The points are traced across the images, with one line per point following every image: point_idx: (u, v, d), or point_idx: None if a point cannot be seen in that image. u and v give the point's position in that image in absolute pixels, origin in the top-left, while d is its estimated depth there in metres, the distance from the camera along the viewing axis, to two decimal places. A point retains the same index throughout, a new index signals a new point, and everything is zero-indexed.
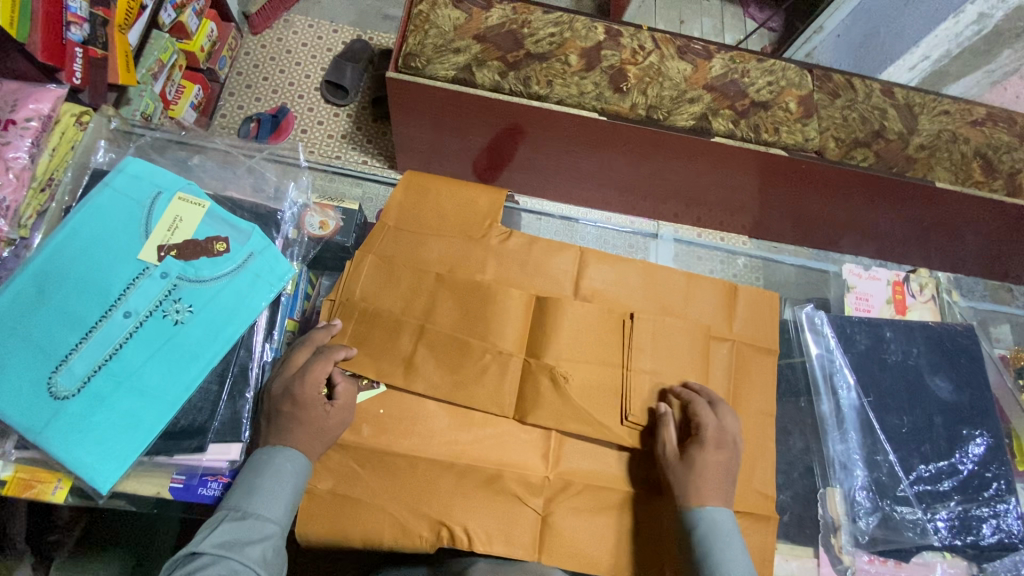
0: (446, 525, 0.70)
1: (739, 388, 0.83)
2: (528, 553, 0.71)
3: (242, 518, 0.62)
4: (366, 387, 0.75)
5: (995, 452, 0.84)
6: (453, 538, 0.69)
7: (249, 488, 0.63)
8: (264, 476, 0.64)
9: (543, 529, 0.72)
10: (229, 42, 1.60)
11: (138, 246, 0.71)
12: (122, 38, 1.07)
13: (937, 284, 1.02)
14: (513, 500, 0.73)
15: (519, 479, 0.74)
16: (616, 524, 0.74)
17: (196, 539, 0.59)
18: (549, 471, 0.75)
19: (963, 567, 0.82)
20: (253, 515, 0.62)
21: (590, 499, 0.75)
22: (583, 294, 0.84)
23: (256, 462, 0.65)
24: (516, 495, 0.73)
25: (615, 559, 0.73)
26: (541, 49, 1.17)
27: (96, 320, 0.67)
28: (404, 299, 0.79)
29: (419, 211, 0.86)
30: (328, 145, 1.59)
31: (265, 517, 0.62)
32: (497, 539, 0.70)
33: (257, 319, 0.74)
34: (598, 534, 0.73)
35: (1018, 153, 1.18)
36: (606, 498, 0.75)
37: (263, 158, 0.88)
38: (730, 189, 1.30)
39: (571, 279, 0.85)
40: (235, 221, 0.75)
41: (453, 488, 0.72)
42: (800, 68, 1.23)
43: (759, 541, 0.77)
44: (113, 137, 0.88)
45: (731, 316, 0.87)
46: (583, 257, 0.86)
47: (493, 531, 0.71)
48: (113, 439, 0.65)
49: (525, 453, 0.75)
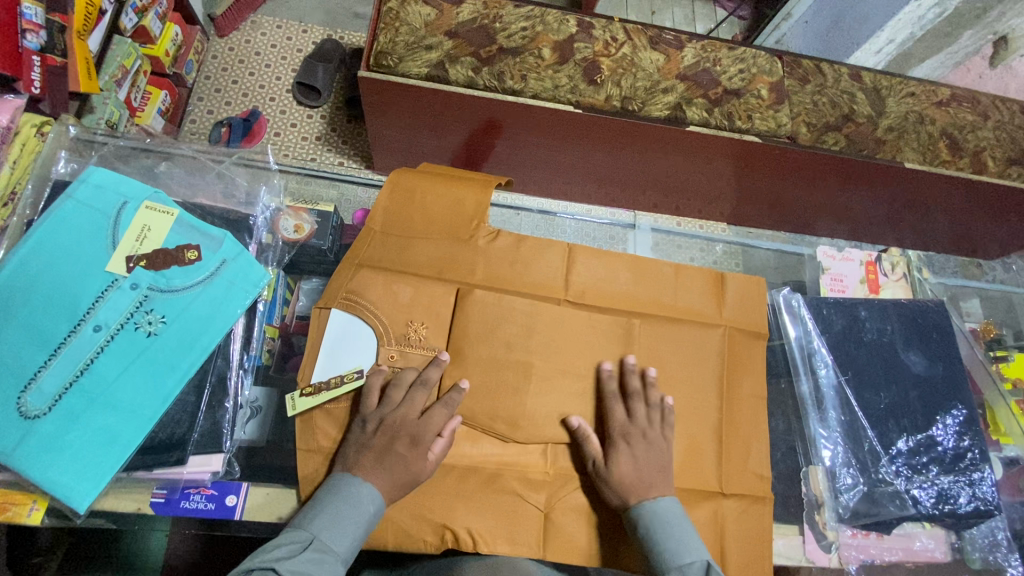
0: (449, 528, 0.72)
1: (733, 376, 0.85)
2: (532, 549, 0.73)
3: (323, 550, 0.62)
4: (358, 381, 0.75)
5: (969, 423, 0.87)
6: (457, 540, 0.71)
7: (335, 520, 0.64)
8: (348, 512, 0.65)
9: (546, 524, 0.74)
10: (195, 46, 1.56)
11: (105, 257, 0.69)
12: (83, 46, 1.05)
13: (908, 262, 1.04)
14: (515, 498, 0.74)
15: (520, 477, 0.75)
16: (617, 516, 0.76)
17: (277, 558, 0.60)
18: (549, 467, 0.77)
19: (941, 535, 0.85)
20: (330, 551, 0.62)
21: (591, 493, 0.76)
22: (574, 289, 0.85)
23: (344, 493, 0.66)
24: (516, 493, 0.74)
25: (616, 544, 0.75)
26: (513, 43, 1.16)
27: (65, 336, 0.65)
28: (394, 310, 0.79)
29: (407, 214, 0.85)
30: (303, 147, 1.57)
31: (339, 557, 0.63)
32: (501, 538, 0.73)
33: (233, 326, 0.73)
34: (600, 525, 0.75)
35: (982, 132, 1.22)
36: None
37: (233, 163, 0.86)
38: (708, 178, 1.31)
39: (560, 274, 0.85)
40: (206, 228, 0.74)
41: (454, 490, 0.73)
42: (769, 55, 1.24)
43: (758, 525, 0.79)
44: (75, 147, 0.84)
45: (719, 302, 0.88)
46: (571, 253, 0.87)
47: (496, 530, 0.73)
48: (88, 457, 0.63)
49: (525, 454, 0.77)
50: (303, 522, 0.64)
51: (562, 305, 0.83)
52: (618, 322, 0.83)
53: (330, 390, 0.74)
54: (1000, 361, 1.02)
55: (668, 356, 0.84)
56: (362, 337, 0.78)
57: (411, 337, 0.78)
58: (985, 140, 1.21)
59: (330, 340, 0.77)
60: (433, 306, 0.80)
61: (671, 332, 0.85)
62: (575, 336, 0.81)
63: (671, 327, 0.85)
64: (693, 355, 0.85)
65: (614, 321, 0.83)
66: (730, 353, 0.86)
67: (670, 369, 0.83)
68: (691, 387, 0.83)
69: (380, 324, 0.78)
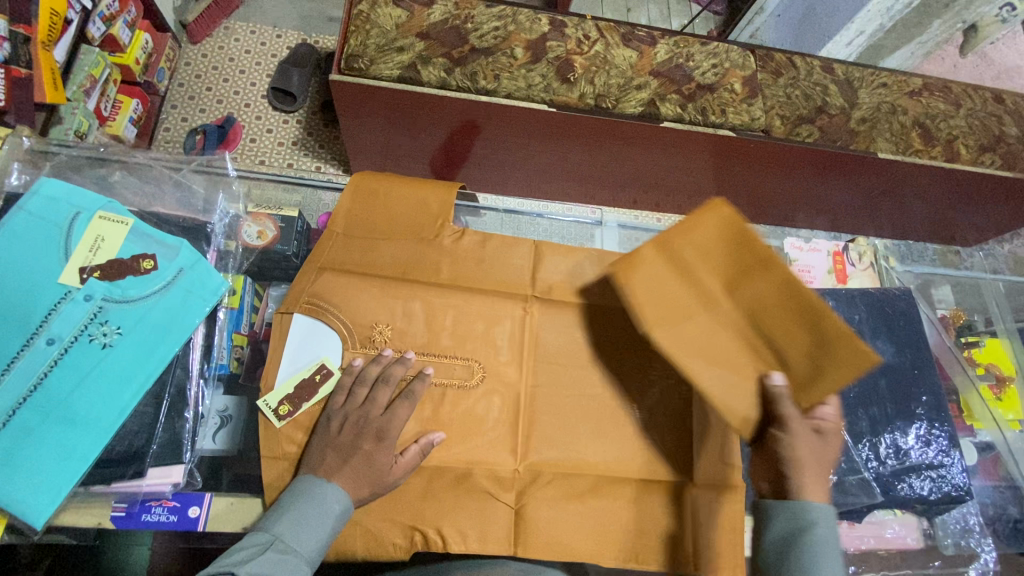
0: (419, 530, 0.71)
1: None
2: (503, 547, 0.72)
3: (284, 550, 0.62)
4: (324, 380, 0.75)
5: (936, 409, 0.88)
6: (427, 540, 0.71)
7: (297, 521, 0.64)
8: (313, 513, 0.65)
9: (518, 522, 0.73)
10: (166, 53, 1.54)
11: (57, 269, 0.68)
12: (48, 56, 1.04)
13: (875, 251, 1.05)
14: (485, 497, 0.74)
15: (489, 475, 0.75)
16: (587, 510, 0.75)
17: (239, 559, 0.59)
18: (519, 464, 0.75)
19: (914, 522, 0.86)
20: (292, 551, 0.63)
21: (561, 488, 0.75)
22: (541, 287, 0.84)
23: (310, 494, 0.66)
24: (486, 491, 0.74)
25: (589, 540, 0.74)
26: (485, 43, 1.16)
27: (17, 350, 0.64)
28: (359, 314, 0.78)
29: (370, 216, 0.84)
30: (279, 153, 1.56)
31: (301, 557, 0.63)
32: (472, 537, 0.72)
33: (192, 335, 0.72)
34: (574, 518, 0.74)
35: (954, 120, 1.23)
36: (577, 485, 0.76)
37: (191, 170, 0.84)
38: (685, 174, 1.32)
39: (530, 271, 0.85)
40: (162, 237, 0.73)
41: (422, 492, 0.73)
42: (742, 49, 1.24)
43: None
44: (30, 158, 0.79)
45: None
46: (541, 252, 0.87)
47: (467, 529, 0.72)
48: (44, 474, 0.62)
49: (492, 450, 0.76)
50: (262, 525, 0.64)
51: (528, 303, 0.83)
52: (588, 319, 0.84)
53: (316, 395, 0.74)
54: (972, 347, 1.03)
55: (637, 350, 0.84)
56: (326, 338, 0.77)
57: (376, 339, 0.78)
58: (957, 129, 1.22)
59: (294, 344, 0.76)
60: (398, 307, 0.79)
61: None
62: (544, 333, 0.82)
63: None
64: None
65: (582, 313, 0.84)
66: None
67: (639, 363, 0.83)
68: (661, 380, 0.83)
69: (344, 327, 0.77)
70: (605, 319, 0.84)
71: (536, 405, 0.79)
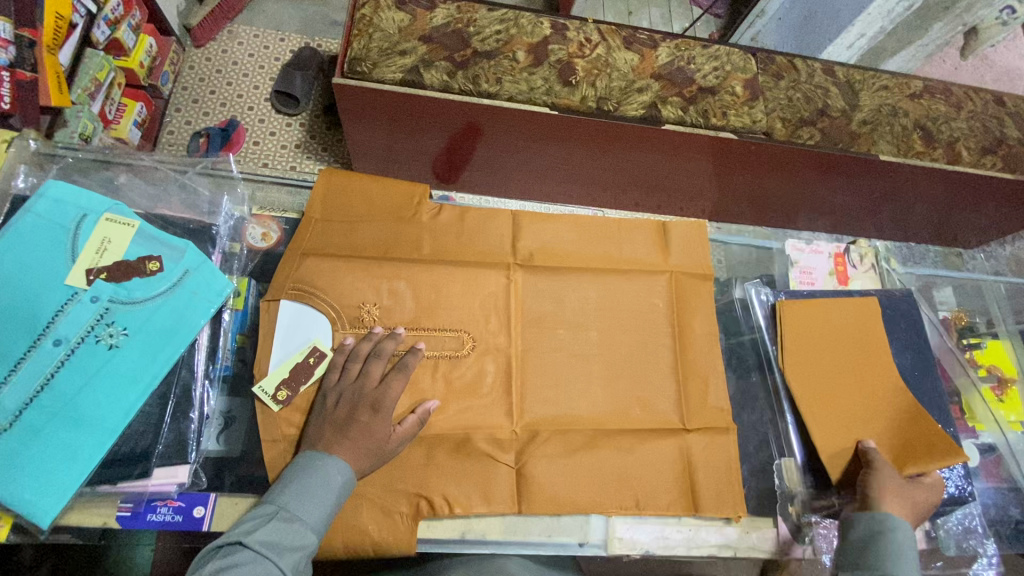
0: (424, 497, 0.72)
1: (708, 367, 0.85)
2: (504, 506, 0.74)
3: (289, 519, 0.62)
4: (318, 362, 0.75)
5: (940, 408, 0.88)
6: (433, 506, 0.72)
7: (300, 491, 0.64)
8: (314, 483, 0.64)
9: (519, 480, 0.75)
10: (170, 57, 1.55)
11: (65, 271, 0.69)
12: (53, 61, 1.05)
13: (876, 253, 1.06)
14: (486, 459, 0.75)
15: (488, 438, 0.76)
16: (585, 466, 0.77)
17: (245, 530, 0.60)
18: (515, 425, 0.77)
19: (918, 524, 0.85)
20: (297, 520, 0.62)
21: (557, 444, 0.77)
22: (521, 254, 0.87)
23: (312, 466, 0.65)
24: (487, 454, 0.75)
25: (593, 499, 0.76)
26: (487, 47, 1.17)
27: (24, 351, 0.65)
28: (348, 296, 0.79)
29: (347, 198, 0.85)
30: (282, 155, 1.57)
31: (307, 526, 0.62)
32: (476, 499, 0.73)
33: (197, 336, 0.73)
34: (576, 489, 0.76)
35: (955, 123, 1.23)
36: (573, 440, 0.78)
37: (196, 172, 0.85)
38: (687, 176, 1.32)
39: (530, 251, 0.87)
40: (168, 239, 0.74)
41: (424, 458, 0.74)
42: (743, 52, 1.25)
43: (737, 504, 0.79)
44: (36, 161, 0.80)
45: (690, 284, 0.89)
46: (540, 240, 0.88)
47: (472, 493, 0.73)
48: (50, 473, 0.62)
49: (491, 414, 0.78)
50: (268, 497, 0.64)
51: (510, 269, 0.85)
52: (588, 307, 0.85)
53: (311, 377, 0.75)
54: (974, 349, 1.03)
55: (633, 338, 0.85)
56: (314, 321, 0.78)
57: (363, 319, 0.79)
58: (959, 131, 1.23)
59: (283, 329, 0.77)
60: (384, 286, 0.81)
61: (643, 317, 0.86)
62: (541, 311, 0.84)
63: (643, 314, 0.86)
64: (667, 340, 0.85)
65: (582, 296, 0.86)
66: (699, 336, 0.86)
67: (633, 347, 0.84)
68: (657, 369, 0.84)
69: (331, 309, 0.78)
70: (590, 278, 0.87)
71: (527, 368, 0.81)
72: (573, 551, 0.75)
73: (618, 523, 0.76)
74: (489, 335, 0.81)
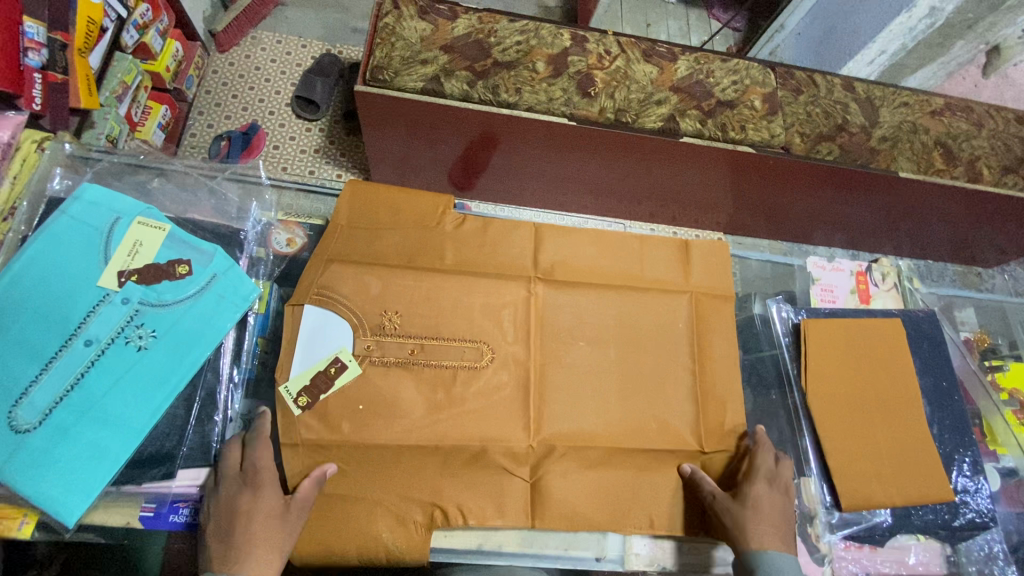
0: (438, 506, 0.72)
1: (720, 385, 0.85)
2: (516, 520, 0.74)
3: None
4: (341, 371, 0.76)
5: (961, 431, 0.88)
6: (447, 517, 0.72)
7: None
8: None
9: (535, 494, 0.75)
10: (195, 61, 1.58)
11: (97, 271, 0.70)
12: (84, 63, 1.07)
13: (898, 272, 1.05)
14: (502, 471, 0.75)
15: (504, 452, 0.76)
16: (599, 480, 0.77)
17: None
18: (532, 441, 0.76)
19: (936, 548, 0.84)
20: None
21: (574, 461, 0.77)
22: (543, 266, 0.87)
23: None
24: (504, 467, 0.75)
25: (606, 516, 0.75)
26: (508, 57, 1.18)
27: (55, 350, 0.66)
28: (373, 304, 0.80)
29: (371, 206, 0.86)
30: (301, 160, 1.59)
31: None
32: (490, 511, 0.73)
33: (223, 340, 0.74)
34: (590, 503, 0.76)
35: (976, 141, 1.22)
36: (590, 455, 0.78)
37: (225, 178, 0.87)
38: (703, 188, 1.32)
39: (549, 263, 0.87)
40: (197, 243, 0.75)
41: (440, 470, 0.74)
42: (763, 67, 1.25)
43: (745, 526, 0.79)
44: (70, 163, 0.82)
45: (708, 299, 0.88)
46: (558, 251, 0.89)
47: (486, 506, 0.73)
48: (78, 471, 0.63)
49: (507, 426, 0.77)
50: None
51: (532, 282, 0.85)
52: (605, 319, 0.85)
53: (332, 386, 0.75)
54: (995, 372, 1.02)
55: (650, 353, 0.85)
56: (336, 327, 0.78)
57: (386, 326, 0.79)
58: (980, 149, 1.22)
59: (305, 338, 0.77)
60: (405, 296, 0.81)
61: (659, 330, 0.86)
62: (559, 323, 0.84)
63: (660, 328, 0.86)
64: (683, 355, 0.85)
65: (600, 309, 0.86)
66: (715, 349, 0.86)
67: (650, 362, 0.84)
68: (672, 384, 0.83)
69: (353, 316, 0.79)
70: (609, 293, 0.87)
71: (545, 382, 0.81)
72: (589, 565, 0.75)
73: (635, 539, 0.77)
74: (507, 344, 0.81)
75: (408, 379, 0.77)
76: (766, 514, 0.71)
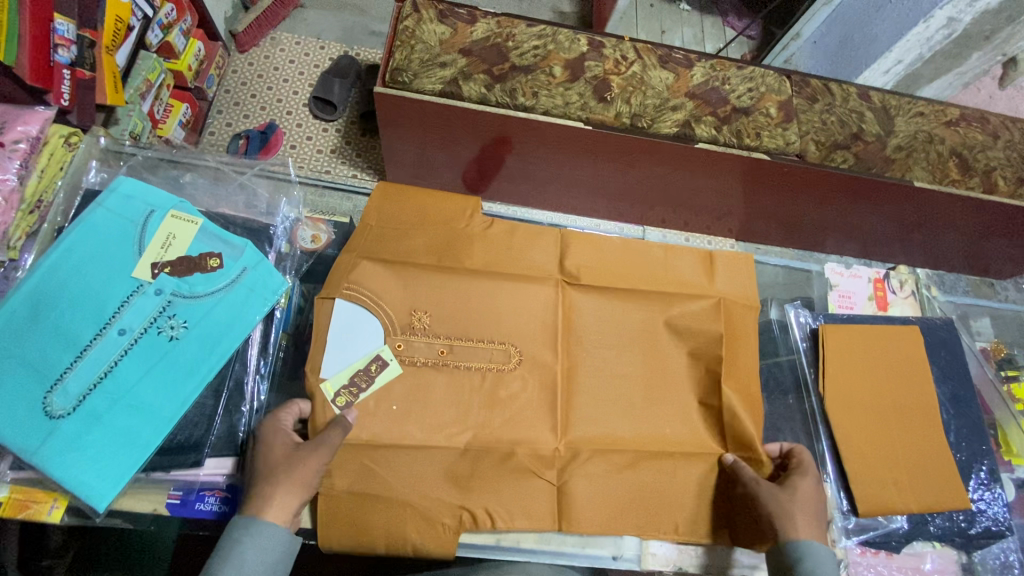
0: (467, 509, 0.73)
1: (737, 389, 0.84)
2: (537, 521, 0.74)
3: None
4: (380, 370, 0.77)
5: (978, 439, 0.88)
6: (476, 520, 0.73)
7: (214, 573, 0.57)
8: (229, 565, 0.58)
9: (562, 498, 0.75)
10: (216, 61, 1.60)
11: (132, 263, 0.72)
12: (110, 60, 1.10)
13: (916, 280, 1.05)
14: (526, 473, 0.76)
15: (531, 453, 0.76)
16: (614, 481, 0.77)
17: None
18: (559, 442, 0.78)
19: (952, 556, 0.84)
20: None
21: (590, 463, 0.78)
22: (570, 270, 0.88)
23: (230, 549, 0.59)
24: (529, 468, 0.76)
25: (621, 517, 0.76)
26: (525, 61, 1.19)
27: (90, 338, 0.68)
28: (402, 302, 0.81)
29: (401, 207, 0.88)
30: (318, 160, 1.60)
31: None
32: (518, 512, 0.74)
33: (252, 332, 0.75)
34: (605, 504, 0.76)
35: (992, 152, 1.22)
36: (616, 460, 0.78)
37: (254, 174, 0.89)
38: (718, 195, 1.33)
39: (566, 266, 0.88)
40: (228, 237, 0.76)
41: (466, 471, 0.75)
42: (778, 75, 1.26)
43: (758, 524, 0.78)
44: (105, 157, 0.89)
45: (735, 303, 0.88)
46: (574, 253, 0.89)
47: (513, 509, 0.74)
48: (110, 457, 0.65)
49: (525, 426, 0.78)
50: None
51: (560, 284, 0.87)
52: (622, 322, 0.86)
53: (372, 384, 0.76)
54: (1013, 382, 1.01)
55: (667, 356, 0.86)
56: (367, 324, 0.80)
57: (415, 325, 0.80)
58: (995, 160, 1.22)
59: (338, 332, 0.78)
60: (433, 294, 0.82)
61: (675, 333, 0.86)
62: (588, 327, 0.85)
63: (676, 331, 0.87)
64: (698, 359, 0.86)
65: (617, 311, 0.87)
66: (736, 354, 0.86)
67: (665, 365, 0.85)
68: (686, 387, 0.84)
69: (385, 314, 0.80)
70: (636, 299, 0.87)
71: (564, 383, 0.82)
72: (607, 564, 0.76)
73: (652, 540, 0.77)
74: (526, 345, 0.83)
75: (426, 377, 0.78)
76: (805, 505, 0.70)
